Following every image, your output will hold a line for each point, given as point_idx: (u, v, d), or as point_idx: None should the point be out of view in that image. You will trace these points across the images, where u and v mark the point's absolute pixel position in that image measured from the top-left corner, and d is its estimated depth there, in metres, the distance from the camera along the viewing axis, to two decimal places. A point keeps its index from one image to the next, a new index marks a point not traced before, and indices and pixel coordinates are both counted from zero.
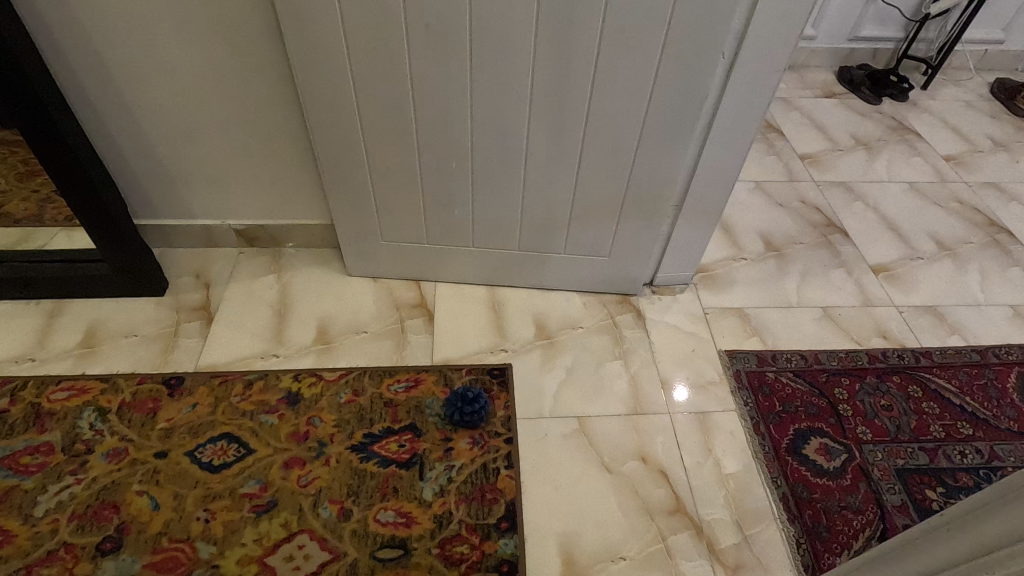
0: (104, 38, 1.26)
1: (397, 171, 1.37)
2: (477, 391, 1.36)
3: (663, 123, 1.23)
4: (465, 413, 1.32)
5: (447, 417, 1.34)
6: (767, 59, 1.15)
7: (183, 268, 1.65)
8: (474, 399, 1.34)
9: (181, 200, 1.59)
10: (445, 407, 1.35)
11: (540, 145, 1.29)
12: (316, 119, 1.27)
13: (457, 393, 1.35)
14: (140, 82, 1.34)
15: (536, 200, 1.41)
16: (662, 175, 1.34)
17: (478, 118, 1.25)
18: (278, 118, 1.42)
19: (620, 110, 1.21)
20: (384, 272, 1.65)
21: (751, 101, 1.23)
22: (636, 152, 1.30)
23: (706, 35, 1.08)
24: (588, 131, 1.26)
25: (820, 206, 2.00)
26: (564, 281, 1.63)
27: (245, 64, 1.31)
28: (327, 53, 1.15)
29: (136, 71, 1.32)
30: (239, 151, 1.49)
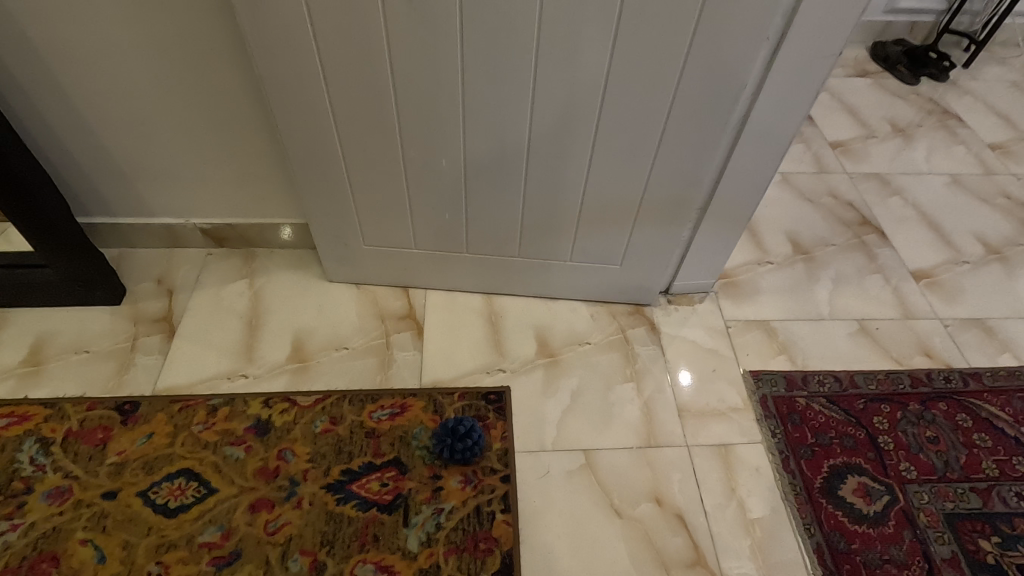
0: (27, 12, 1.06)
1: (378, 167, 1.18)
2: (471, 423, 1.20)
3: (690, 117, 1.04)
4: (456, 449, 1.16)
5: (436, 451, 1.18)
6: (823, 36, 0.94)
7: (144, 273, 1.48)
8: (467, 433, 1.18)
9: (136, 195, 1.41)
10: (434, 440, 1.20)
11: (544, 139, 1.09)
12: (281, 110, 1.08)
13: (448, 425, 1.19)
14: (71, 59, 1.13)
15: (540, 200, 1.22)
16: (686, 174, 1.15)
17: (471, 108, 1.05)
18: (239, 102, 1.22)
19: (639, 97, 1.01)
20: (368, 278, 1.48)
21: (799, 87, 1.02)
22: (657, 147, 1.10)
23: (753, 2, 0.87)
24: (602, 122, 1.06)
25: (854, 201, 1.81)
26: (570, 290, 1.45)
27: (195, 37, 1.10)
28: (287, 25, 0.94)
29: (70, 51, 1.12)
30: (199, 139, 1.30)
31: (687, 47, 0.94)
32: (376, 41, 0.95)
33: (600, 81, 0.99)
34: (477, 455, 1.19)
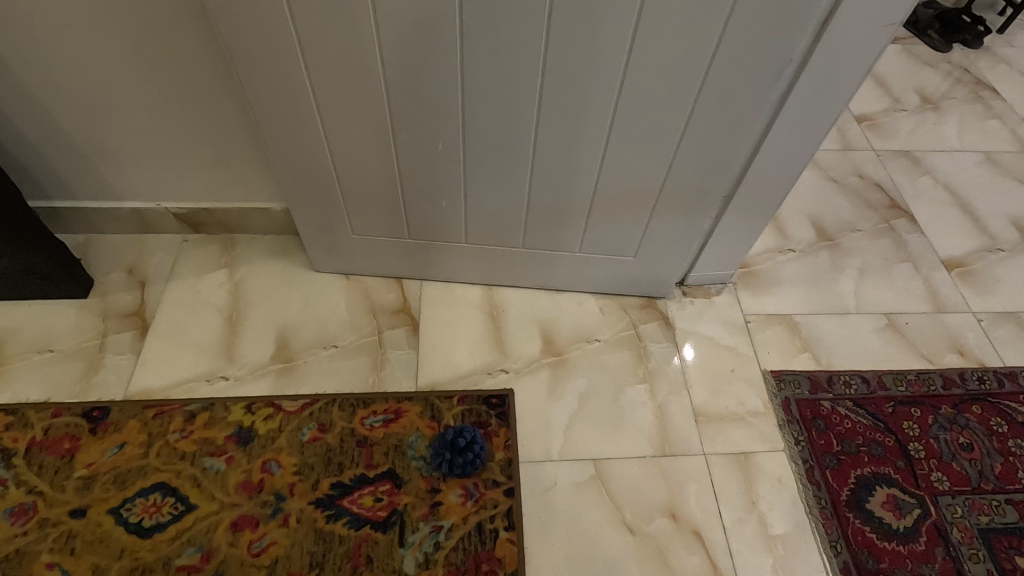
0: None
1: (367, 149, 1.05)
2: (472, 433, 1.12)
3: (723, 96, 0.91)
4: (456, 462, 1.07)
5: (435, 465, 1.10)
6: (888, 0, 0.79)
7: (113, 262, 1.35)
8: (468, 444, 1.09)
9: (99, 176, 1.27)
10: (432, 452, 1.11)
11: (555, 119, 0.96)
12: (254, 85, 0.94)
13: (447, 437, 1.11)
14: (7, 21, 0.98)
15: (548, 187, 1.09)
16: (713, 158, 1.02)
17: (471, 83, 0.91)
18: (208, 71, 1.07)
19: (666, 72, 0.87)
20: (358, 268, 1.36)
21: (851, 62, 0.88)
22: (683, 129, 0.97)
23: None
24: (622, 100, 0.92)
25: (881, 182, 1.68)
26: (578, 282, 1.34)
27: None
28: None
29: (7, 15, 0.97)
30: (164, 114, 1.15)
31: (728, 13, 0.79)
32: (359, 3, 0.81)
33: (622, 53, 0.85)
34: (478, 468, 1.10)
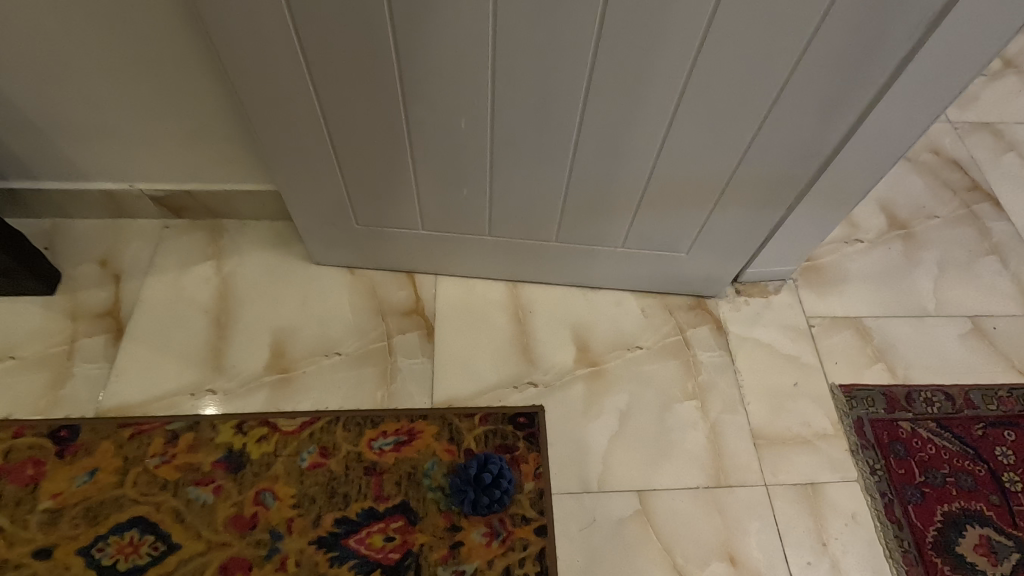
0: None
1: (371, 124, 0.85)
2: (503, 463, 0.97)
3: (825, 65, 0.72)
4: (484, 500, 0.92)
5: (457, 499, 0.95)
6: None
7: (84, 252, 1.18)
8: (498, 480, 0.94)
9: (60, 152, 1.08)
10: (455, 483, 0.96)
11: (609, 85, 0.76)
12: (230, 51, 0.75)
13: (474, 468, 0.95)
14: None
15: (592, 168, 0.90)
16: (801, 134, 0.82)
17: (505, 39, 0.71)
18: (177, 27, 0.87)
19: (758, 32, 0.68)
20: (363, 262, 1.18)
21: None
22: (772, 99, 0.77)
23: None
24: (698, 59, 0.72)
25: (959, 159, 1.47)
26: (617, 278, 1.16)
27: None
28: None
29: None
30: (128, 76, 0.96)
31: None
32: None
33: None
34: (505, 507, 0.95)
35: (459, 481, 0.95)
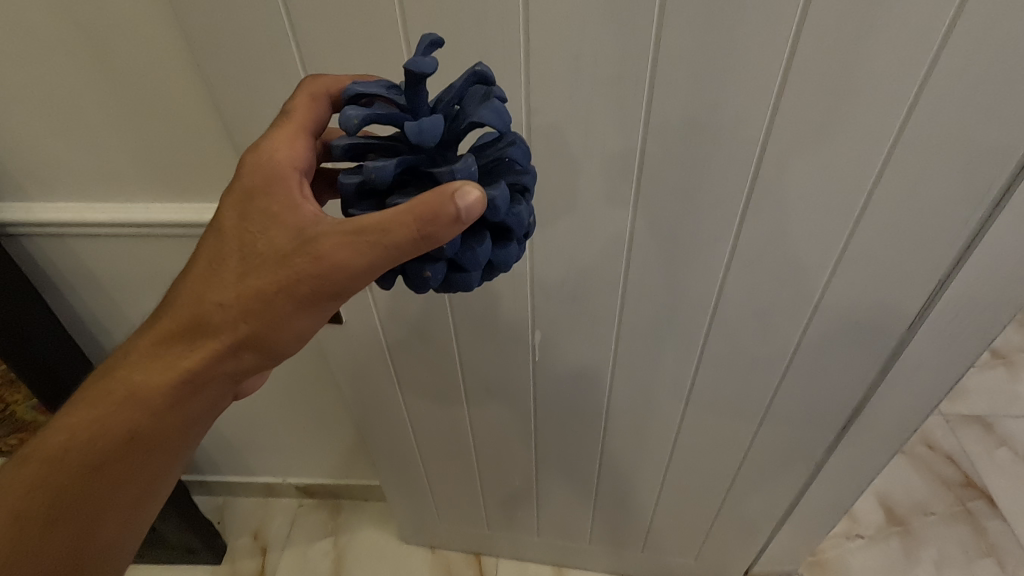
0: None
1: (458, 478, 1.27)
2: (520, 164, 0.52)
3: (759, 467, 1.11)
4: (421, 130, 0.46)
5: (396, 93, 0.51)
6: (920, 392, 0.91)
7: (244, 525, 1.57)
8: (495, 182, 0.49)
9: (242, 465, 1.50)
10: (400, 95, 0.51)
11: (618, 444, 1.13)
12: (379, 451, 1.22)
13: (485, 75, 0.50)
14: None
15: (613, 487, 1.23)
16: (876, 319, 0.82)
17: (545, 420, 1.10)
18: (334, 411, 1.30)
19: (706, 453, 1.10)
20: (443, 544, 1.51)
21: (897, 428, 0.98)
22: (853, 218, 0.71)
23: (837, 366, 0.89)
24: (678, 435, 1.08)
25: (933, 431, 1.70)
26: (643, 568, 1.44)
27: None
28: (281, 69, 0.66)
29: None
30: (272, 429, 1.37)
31: (848, 231, 0.72)
32: (456, 376, 1.02)
33: (676, 410, 1.02)
34: (419, 266, 0.51)
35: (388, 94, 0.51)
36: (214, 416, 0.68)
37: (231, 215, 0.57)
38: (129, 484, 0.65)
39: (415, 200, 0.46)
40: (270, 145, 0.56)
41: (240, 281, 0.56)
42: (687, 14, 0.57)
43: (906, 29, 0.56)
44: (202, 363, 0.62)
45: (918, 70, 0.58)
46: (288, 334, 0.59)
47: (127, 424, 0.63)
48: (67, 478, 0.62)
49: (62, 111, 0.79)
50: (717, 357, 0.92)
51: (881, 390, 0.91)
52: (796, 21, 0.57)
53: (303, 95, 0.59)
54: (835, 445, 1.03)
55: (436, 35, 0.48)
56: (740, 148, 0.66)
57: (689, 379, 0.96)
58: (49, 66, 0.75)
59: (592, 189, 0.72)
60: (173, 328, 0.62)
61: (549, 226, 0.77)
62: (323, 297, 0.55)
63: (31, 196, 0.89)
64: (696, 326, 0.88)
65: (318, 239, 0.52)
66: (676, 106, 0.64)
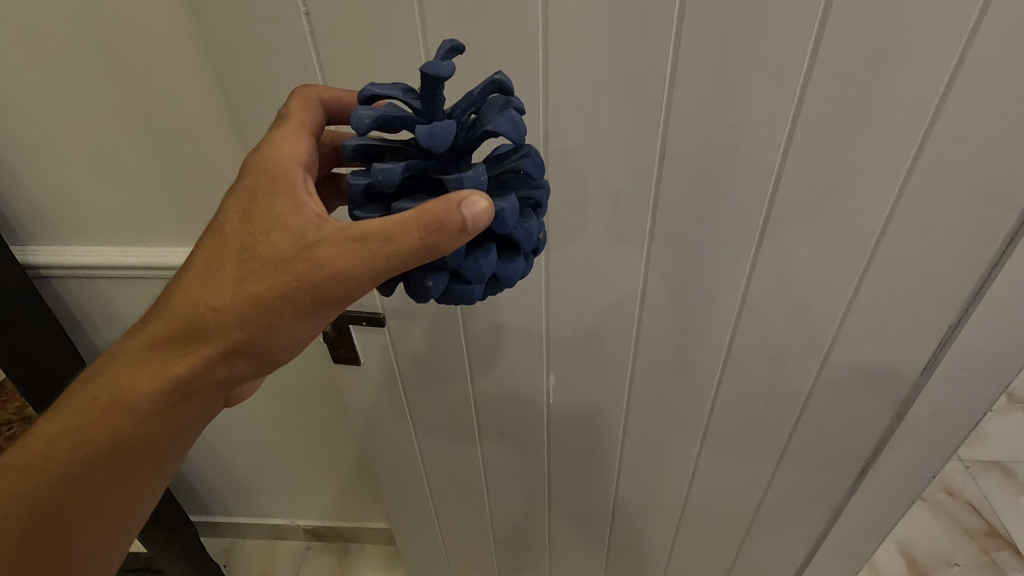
0: None
1: (470, 522, 1.25)
2: (534, 178, 0.49)
3: (777, 513, 1.08)
4: (432, 133, 0.43)
5: (412, 96, 0.48)
6: (937, 438, 0.90)
7: (251, 568, 1.54)
8: (506, 193, 0.46)
9: (251, 505, 1.48)
10: (416, 98, 0.48)
11: (632, 490, 1.11)
12: (390, 492, 1.20)
13: (503, 85, 0.48)
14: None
15: (626, 533, 1.21)
16: (893, 361, 0.82)
17: (558, 464, 1.09)
18: (345, 450, 1.30)
19: (723, 499, 1.08)
20: None
21: (916, 475, 0.96)
22: (868, 256, 0.72)
23: (853, 411, 0.89)
24: (693, 480, 1.06)
25: (953, 478, 1.67)
26: None
27: None
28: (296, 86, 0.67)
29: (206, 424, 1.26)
30: (283, 469, 1.36)
31: (869, 252, 0.71)
32: (471, 416, 1.02)
33: (691, 454, 1.02)
34: (421, 274, 0.48)
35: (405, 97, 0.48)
36: (203, 426, 0.63)
37: (231, 216, 0.54)
38: (112, 499, 0.60)
39: (420, 207, 0.43)
40: (274, 146, 0.54)
41: (237, 285, 0.52)
42: (699, 73, 0.61)
43: (908, 87, 0.59)
44: (194, 369, 0.57)
45: (931, 96, 0.59)
46: (284, 342, 0.55)
47: (110, 434, 0.58)
48: (43, 492, 0.57)
49: (101, 160, 0.83)
50: (731, 401, 0.92)
51: (898, 436, 0.90)
52: (814, 31, 0.57)
53: (297, 100, 0.58)
54: (853, 492, 1.01)
55: (457, 42, 0.48)
56: (753, 187, 0.68)
57: (705, 422, 0.96)
58: (91, 119, 0.79)
59: (607, 235, 0.74)
60: (162, 332, 0.57)
61: (567, 267, 0.78)
62: (323, 304, 0.51)
63: (65, 238, 0.93)
64: (710, 370, 0.88)
65: (320, 244, 0.49)
66: (689, 157, 0.66)
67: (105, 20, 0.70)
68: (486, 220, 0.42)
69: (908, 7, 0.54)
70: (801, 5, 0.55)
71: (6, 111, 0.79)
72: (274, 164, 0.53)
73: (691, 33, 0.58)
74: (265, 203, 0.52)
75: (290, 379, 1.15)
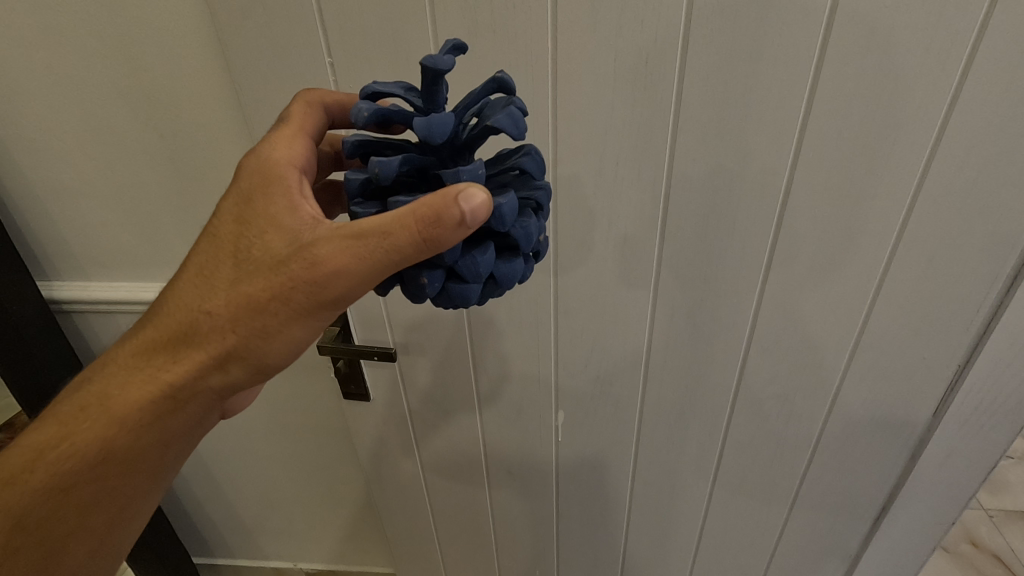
0: (205, 442, 1.22)
1: (476, 566, 1.22)
2: (535, 179, 0.50)
3: (794, 559, 1.05)
4: (432, 126, 0.43)
5: (414, 94, 0.49)
6: (954, 482, 0.88)
7: None
8: (505, 191, 0.46)
9: (254, 546, 1.45)
10: (418, 96, 0.49)
11: (642, 535, 1.08)
12: (395, 534, 1.17)
13: (505, 83, 0.48)
14: (192, 460, 1.26)
15: None
16: (905, 400, 0.81)
17: (567, 506, 1.07)
18: (351, 489, 1.28)
19: (736, 545, 1.05)
20: None
21: (933, 521, 0.94)
22: (873, 290, 0.72)
23: (866, 454, 0.88)
24: (705, 524, 1.04)
25: (975, 527, 1.62)
26: None
27: None
28: None
29: (213, 459, 1.25)
30: (288, 508, 1.35)
31: (872, 289, 0.72)
32: (478, 455, 1.01)
33: (702, 497, 1.00)
34: (416, 271, 0.48)
35: (407, 95, 0.48)
36: (195, 437, 0.62)
37: (225, 219, 0.54)
38: (99, 514, 0.59)
39: (418, 202, 0.44)
40: (270, 148, 0.55)
41: (231, 288, 0.52)
42: (701, 118, 0.64)
43: (904, 126, 0.61)
44: (184, 376, 0.56)
45: (928, 130, 0.61)
46: (279, 346, 0.54)
47: (99, 445, 0.57)
48: (31, 504, 0.57)
49: (129, 199, 0.87)
50: (742, 441, 0.91)
51: (914, 479, 0.89)
52: (812, 65, 0.59)
53: (298, 103, 0.59)
54: (871, 539, 0.98)
55: (460, 40, 0.48)
56: (757, 223, 0.69)
57: (715, 461, 0.94)
58: (124, 161, 0.83)
59: (614, 272, 0.76)
60: (155, 338, 0.57)
61: (575, 302, 0.79)
62: (320, 305, 0.51)
63: (90, 274, 0.96)
64: (719, 409, 0.88)
65: (316, 243, 0.49)
66: (693, 197, 0.69)
67: (143, 70, 0.75)
68: (483, 216, 0.42)
69: (898, 56, 0.58)
70: (795, 53, 0.59)
71: (45, 153, 0.83)
72: (269, 163, 0.54)
73: (693, 81, 0.62)
74: (260, 204, 0.52)
75: (299, 414, 1.15)
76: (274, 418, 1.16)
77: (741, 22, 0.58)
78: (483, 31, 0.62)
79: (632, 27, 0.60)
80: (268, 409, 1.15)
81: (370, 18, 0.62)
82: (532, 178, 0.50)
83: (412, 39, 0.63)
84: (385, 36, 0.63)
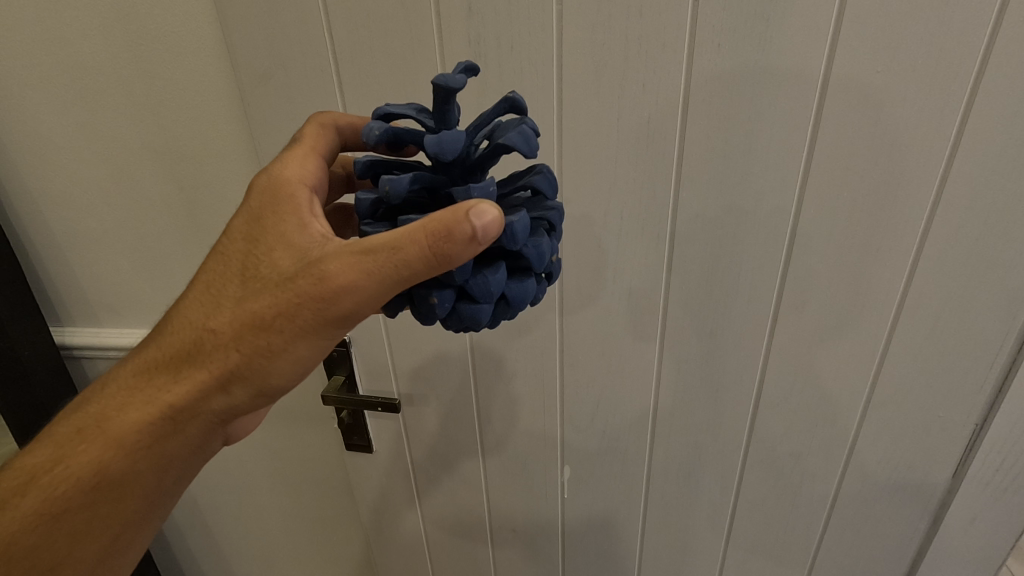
0: (205, 493, 1.20)
1: None
2: (547, 199, 0.50)
3: None
4: (444, 143, 0.44)
5: (426, 115, 0.50)
6: (977, 550, 0.84)
7: None
8: (517, 210, 0.47)
9: None
10: (430, 117, 0.50)
11: None
12: None
13: (517, 103, 0.49)
14: (191, 515, 1.23)
15: None
16: (922, 459, 0.78)
17: (572, 568, 1.02)
18: (349, 546, 1.24)
19: None
20: None
21: None
22: (883, 345, 0.71)
23: (885, 515, 0.84)
24: None
25: None
26: None
27: None
28: None
29: (212, 511, 1.22)
30: (284, 565, 1.30)
31: (882, 344, 0.71)
32: (481, 511, 0.98)
33: (714, 561, 0.95)
34: (427, 291, 0.48)
35: (420, 116, 0.49)
36: (194, 464, 0.61)
37: (235, 237, 0.55)
38: (89, 542, 0.57)
39: (429, 218, 0.44)
40: (282, 168, 0.57)
41: (237, 305, 0.52)
42: (703, 175, 0.65)
43: (903, 184, 0.62)
44: (184, 398, 0.56)
45: (927, 190, 0.62)
46: (283, 368, 0.53)
47: (93, 467, 0.56)
48: (25, 527, 0.55)
49: (146, 251, 0.89)
50: (754, 502, 0.87)
51: (936, 546, 0.84)
52: (810, 128, 0.61)
53: (313, 126, 0.61)
54: None
55: (472, 63, 0.49)
56: (763, 276, 0.69)
57: (727, 522, 0.91)
58: (142, 210, 0.86)
59: (620, 325, 0.75)
60: (157, 358, 0.57)
61: (581, 354, 0.78)
62: (326, 323, 0.51)
63: (101, 319, 0.97)
64: (730, 467, 0.85)
65: (325, 259, 0.49)
66: (698, 249, 0.69)
67: (169, 128, 0.79)
68: (495, 231, 0.43)
69: (893, 119, 0.60)
70: (793, 115, 0.61)
71: (71, 202, 0.86)
72: (280, 181, 0.55)
73: (693, 141, 0.64)
74: (270, 221, 0.53)
75: (300, 466, 1.13)
76: (277, 469, 1.14)
77: (739, 85, 0.60)
78: (491, 93, 0.65)
79: (635, 90, 0.62)
80: (271, 461, 1.13)
81: (384, 79, 0.66)
82: (544, 199, 0.50)
83: (424, 99, 0.66)
84: (398, 96, 0.66)
